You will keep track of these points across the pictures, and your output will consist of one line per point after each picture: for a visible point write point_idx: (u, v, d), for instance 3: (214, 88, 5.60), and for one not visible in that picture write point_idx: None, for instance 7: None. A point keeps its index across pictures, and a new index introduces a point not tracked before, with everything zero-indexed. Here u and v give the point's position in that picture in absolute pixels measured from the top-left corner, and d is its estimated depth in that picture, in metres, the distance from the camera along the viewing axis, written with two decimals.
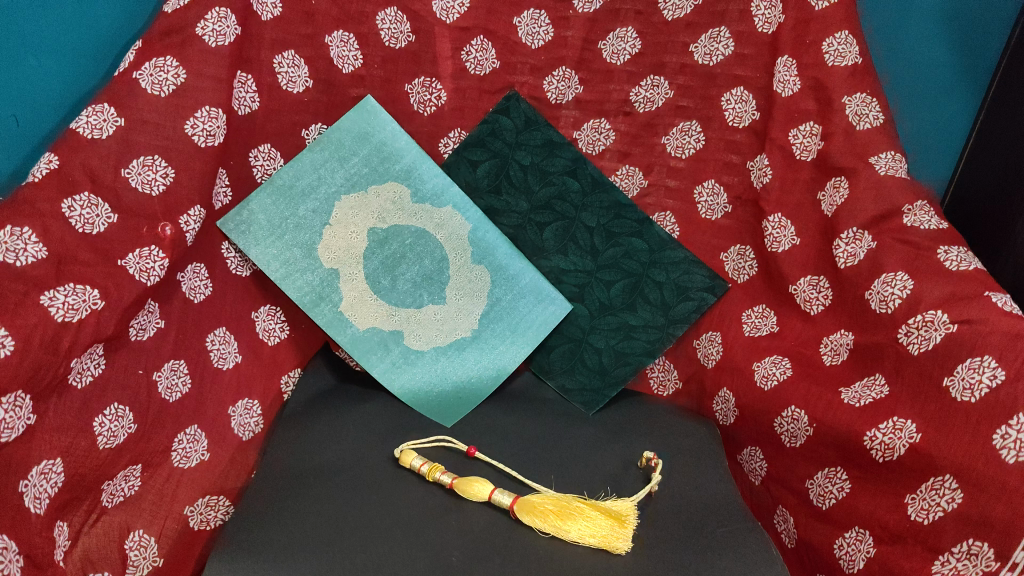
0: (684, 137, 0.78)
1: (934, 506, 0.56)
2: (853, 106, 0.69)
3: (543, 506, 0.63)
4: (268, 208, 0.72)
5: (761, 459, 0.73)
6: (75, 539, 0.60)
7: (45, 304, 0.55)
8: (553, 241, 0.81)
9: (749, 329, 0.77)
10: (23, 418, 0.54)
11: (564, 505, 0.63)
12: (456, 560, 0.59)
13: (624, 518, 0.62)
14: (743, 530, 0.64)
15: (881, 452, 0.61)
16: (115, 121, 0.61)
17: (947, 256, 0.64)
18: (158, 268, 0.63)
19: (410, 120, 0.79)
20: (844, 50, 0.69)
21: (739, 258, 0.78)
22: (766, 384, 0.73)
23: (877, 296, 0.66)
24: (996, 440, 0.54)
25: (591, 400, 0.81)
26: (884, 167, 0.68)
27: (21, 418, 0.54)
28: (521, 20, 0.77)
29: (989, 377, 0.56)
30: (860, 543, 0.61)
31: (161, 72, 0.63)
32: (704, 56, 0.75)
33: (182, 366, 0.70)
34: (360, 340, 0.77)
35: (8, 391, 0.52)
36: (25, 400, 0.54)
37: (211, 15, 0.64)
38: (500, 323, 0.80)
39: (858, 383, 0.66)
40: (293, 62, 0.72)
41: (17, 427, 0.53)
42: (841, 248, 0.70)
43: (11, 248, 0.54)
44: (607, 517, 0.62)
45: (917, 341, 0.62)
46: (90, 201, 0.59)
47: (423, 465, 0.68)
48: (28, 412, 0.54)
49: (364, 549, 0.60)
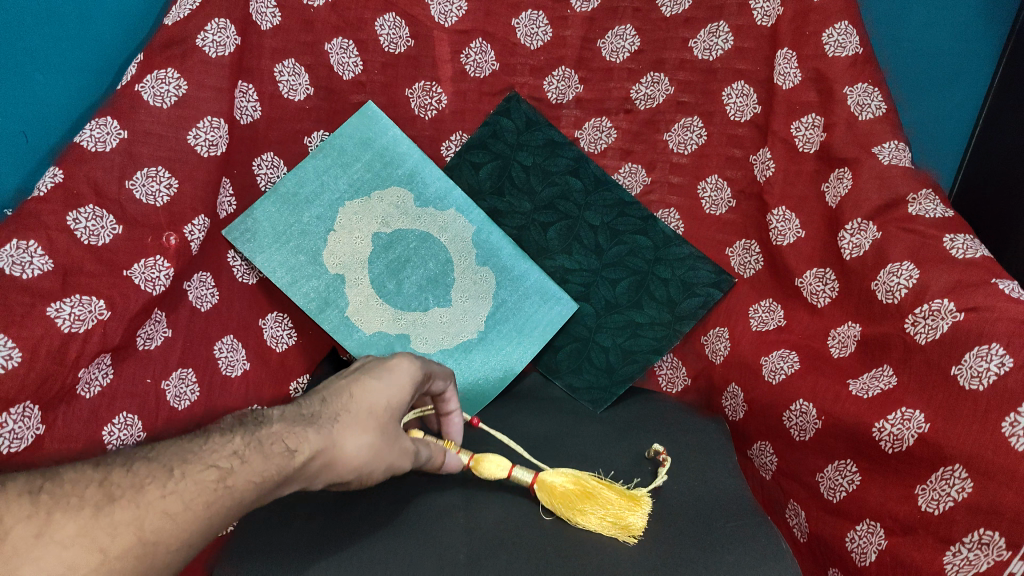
0: (686, 133, 0.78)
1: (944, 497, 0.55)
2: (855, 96, 0.68)
3: (564, 488, 0.63)
4: (272, 215, 0.73)
5: (771, 453, 0.72)
6: None
7: (52, 315, 0.56)
8: (558, 241, 0.81)
9: (757, 324, 0.76)
10: (160, 332, 0.66)
11: (576, 503, 0.62)
12: (463, 557, 0.59)
13: (637, 498, 0.63)
14: (752, 525, 0.63)
15: (890, 443, 0.60)
16: (118, 134, 0.62)
17: (953, 245, 0.62)
18: (163, 277, 0.64)
19: (411, 125, 0.80)
20: (844, 40, 0.68)
21: (746, 252, 0.78)
22: (774, 377, 0.72)
23: (883, 286, 0.65)
24: (1006, 427, 0.53)
25: (600, 398, 0.81)
26: (888, 157, 0.67)
27: (158, 332, 0.66)
28: (518, 22, 0.78)
29: (996, 365, 0.55)
30: (871, 535, 0.61)
31: (162, 84, 0.64)
32: (704, 51, 0.75)
33: (190, 374, 0.69)
34: (367, 344, 0.77)
35: (100, 353, 0.60)
36: (161, 317, 0.66)
37: (211, 26, 0.65)
38: (507, 323, 0.80)
39: (867, 374, 0.65)
40: (294, 70, 0.72)
41: (155, 338, 0.66)
42: (846, 239, 0.69)
43: (17, 261, 0.56)
44: (621, 497, 0.63)
45: (925, 330, 0.61)
46: (95, 213, 0.60)
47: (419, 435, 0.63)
48: (163, 327, 0.66)
49: (369, 548, 0.60)
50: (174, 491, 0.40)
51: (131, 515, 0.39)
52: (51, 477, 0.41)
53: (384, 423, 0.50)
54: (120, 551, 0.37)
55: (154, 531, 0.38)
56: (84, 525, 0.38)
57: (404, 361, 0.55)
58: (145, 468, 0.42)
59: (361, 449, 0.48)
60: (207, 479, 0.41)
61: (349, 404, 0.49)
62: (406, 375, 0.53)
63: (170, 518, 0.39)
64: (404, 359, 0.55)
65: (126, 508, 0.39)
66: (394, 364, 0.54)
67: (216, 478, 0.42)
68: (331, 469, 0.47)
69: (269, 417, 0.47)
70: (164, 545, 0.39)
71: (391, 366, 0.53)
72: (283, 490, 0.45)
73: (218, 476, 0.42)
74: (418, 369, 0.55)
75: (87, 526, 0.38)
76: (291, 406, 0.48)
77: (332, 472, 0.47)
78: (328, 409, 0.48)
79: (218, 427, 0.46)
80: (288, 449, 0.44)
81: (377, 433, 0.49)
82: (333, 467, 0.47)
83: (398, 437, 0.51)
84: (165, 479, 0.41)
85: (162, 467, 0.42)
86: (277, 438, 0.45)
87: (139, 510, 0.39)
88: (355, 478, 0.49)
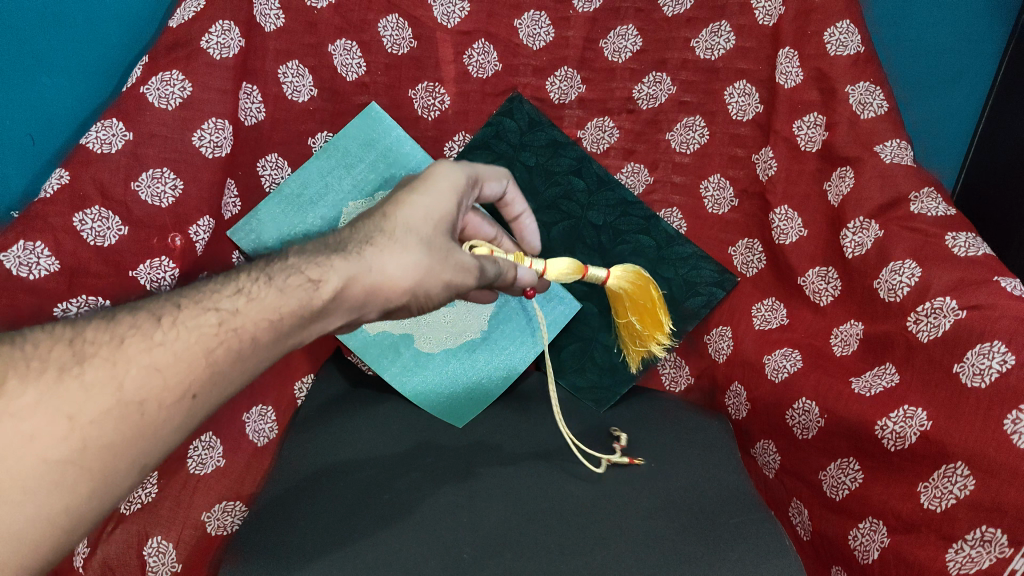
0: (689, 132, 0.78)
1: (946, 494, 0.56)
2: (857, 95, 0.68)
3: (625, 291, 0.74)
4: (277, 216, 0.74)
5: (774, 452, 0.72)
6: (94, 546, 0.64)
7: (59, 314, 0.60)
8: (561, 240, 0.81)
9: (760, 322, 0.76)
10: None
11: (642, 307, 0.74)
12: (468, 556, 0.60)
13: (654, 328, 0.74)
14: (755, 521, 0.64)
15: (893, 441, 0.60)
16: (124, 135, 0.62)
17: (955, 243, 0.62)
18: (168, 278, 0.64)
19: (415, 125, 0.81)
20: (846, 39, 0.68)
21: (748, 251, 0.78)
22: (778, 375, 0.72)
23: (885, 285, 0.65)
24: (1008, 425, 0.53)
25: (603, 397, 0.80)
26: (889, 155, 0.67)
27: None
28: (521, 22, 0.78)
29: (998, 362, 0.55)
30: (874, 533, 0.61)
31: (168, 86, 0.64)
32: (705, 51, 0.75)
33: None
34: (371, 344, 0.79)
35: None
36: None
37: (216, 28, 0.65)
38: (510, 323, 0.81)
39: (869, 372, 0.65)
40: (297, 72, 0.73)
41: None
42: (848, 238, 0.69)
43: (25, 262, 0.58)
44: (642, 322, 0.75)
45: (927, 328, 0.61)
46: (101, 214, 0.61)
47: (483, 251, 0.64)
48: None
49: (375, 544, 0.61)
50: (159, 345, 0.44)
51: (104, 375, 0.42)
52: (11, 338, 0.43)
53: (426, 241, 0.54)
54: (93, 413, 0.41)
55: (133, 389, 0.42)
56: (48, 387, 0.41)
57: (444, 178, 0.59)
58: (128, 322, 0.45)
59: (400, 268, 0.52)
60: (208, 324, 0.45)
61: (381, 230, 0.53)
62: (440, 196, 0.57)
63: (160, 368, 0.43)
64: (446, 172, 0.60)
65: (99, 368, 0.42)
66: (433, 182, 0.58)
67: (218, 321, 0.45)
68: (368, 292, 0.51)
69: (285, 256, 0.50)
70: (152, 399, 0.42)
71: (430, 181, 0.58)
72: (318, 320, 0.49)
73: (219, 320, 0.45)
74: (458, 182, 0.59)
75: (50, 388, 0.40)
76: (314, 242, 0.52)
77: (373, 292, 0.51)
78: (357, 239, 0.52)
79: (233, 270, 0.50)
80: (311, 281, 0.48)
81: (418, 252, 0.53)
82: (368, 285, 0.50)
83: (450, 251, 0.55)
84: (153, 331, 0.44)
85: (143, 323, 0.45)
86: (297, 272, 0.48)
87: (118, 367, 0.42)
88: (410, 299, 0.54)
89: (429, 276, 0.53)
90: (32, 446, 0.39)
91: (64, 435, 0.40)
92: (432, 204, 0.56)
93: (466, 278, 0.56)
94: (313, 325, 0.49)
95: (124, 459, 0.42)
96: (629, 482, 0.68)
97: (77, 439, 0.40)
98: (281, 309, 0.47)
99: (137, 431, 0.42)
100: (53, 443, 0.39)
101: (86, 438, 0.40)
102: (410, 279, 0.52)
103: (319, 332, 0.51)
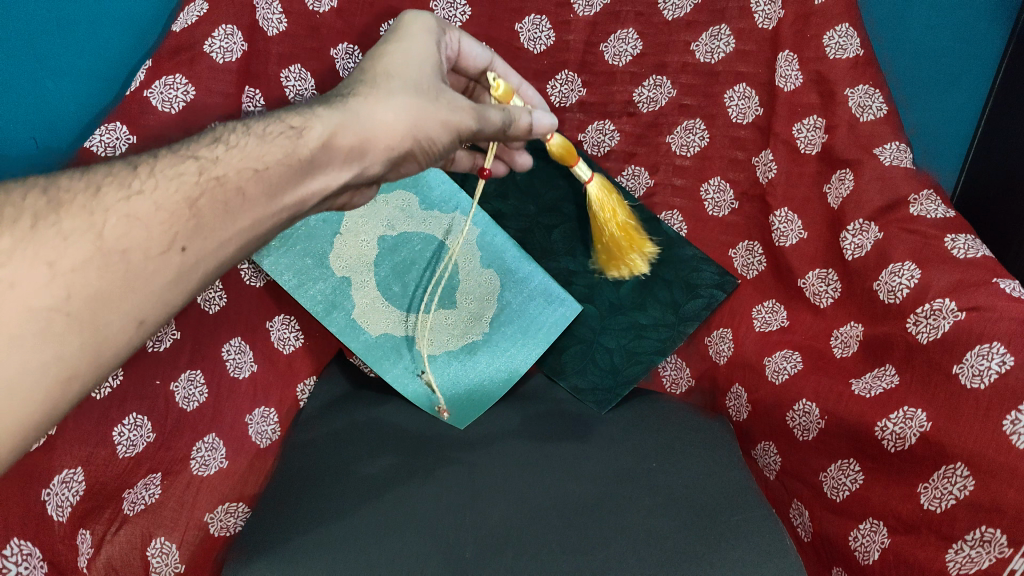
0: (689, 136, 0.79)
1: (946, 495, 0.56)
2: (856, 98, 0.69)
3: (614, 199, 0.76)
4: None
5: (774, 454, 0.73)
6: (98, 547, 0.62)
7: None
8: (562, 243, 0.82)
9: (760, 324, 0.76)
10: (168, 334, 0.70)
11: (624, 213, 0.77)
12: (470, 555, 0.61)
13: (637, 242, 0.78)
14: (757, 519, 0.64)
15: (893, 442, 0.60)
16: (127, 139, 0.64)
17: (954, 244, 0.63)
18: None
19: None
20: (845, 43, 0.69)
21: (748, 254, 0.78)
22: (777, 377, 0.72)
23: (885, 287, 0.65)
24: (1007, 426, 0.53)
25: (603, 399, 0.80)
26: (889, 158, 0.68)
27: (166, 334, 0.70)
28: (521, 27, 0.79)
29: (997, 363, 0.55)
30: (874, 534, 0.61)
31: (171, 89, 0.65)
32: (705, 55, 0.76)
33: (199, 376, 0.72)
34: (372, 346, 0.78)
35: None
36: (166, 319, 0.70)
37: (218, 32, 0.66)
38: (512, 325, 0.81)
39: (869, 375, 0.65)
40: (300, 75, 0.72)
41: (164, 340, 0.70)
42: (848, 240, 0.69)
43: None
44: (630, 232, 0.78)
45: (926, 330, 0.61)
46: None
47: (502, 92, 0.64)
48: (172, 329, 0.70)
49: (376, 544, 0.62)
50: (136, 193, 0.45)
51: (81, 223, 0.43)
52: None
53: (414, 87, 0.56)
54: (73, 261, 0.42)
55: (113, 237, 0.43)
56: (22, 234, 0.42)
57: (420, 32, 0.61)
58: (103, 176, 0.46)
59: (388, 111, 0.54)
60: (189, 173, 0.47)
61: (363, 85, 0.55)
62: (418, 49, 0.59)
63: (139, 213, 0.44)
64: (423, 27, 0.61)
65: (75, 216, 0.43)
66: (410, 37, 0.60)
67: (200, 171, 0.48)
68: (360, 138, 0.53)
69: (264, 117, 0.53)
70: (136, 242, 0.44)
71: (405, 37, 0.60)
72: (312, 168, 0.51)
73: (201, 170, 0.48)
74: (434, 36, 0.61)
75: (25, 236, 0.42)
76: (297, 104, 0.54)
77: (366, 137, 0.53)
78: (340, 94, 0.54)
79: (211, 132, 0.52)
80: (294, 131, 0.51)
81: (401, 96, 0.55)
82: (356, 130, 0.53)
83: (439, 95, 0.57)
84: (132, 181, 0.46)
85: (120, 175, 0.46)
86: (277, 126, 0.51)
87: (97, 216, 0.44)
88: (409, 143, 0.55)
89: (421, 116, 0.55)
90: (16, 291, 0.40)
91: (47, 280, 0.41)
92: (407, 54, 0.58)
93: (464, 118, 0.57)
94: (306, 176, 0.51)
95: (126, 304, 0.43)
96: (628, 480, 0.68)
97: (60, 285, 0.41)
98: (263, 157, 0.49)
99: (121, 277, 0.43)
100: (37, 289, 0.40)
101: (72, 286, 0.41)
102: (401, 121, 0.54)
103: (318, 185, 0.53)
